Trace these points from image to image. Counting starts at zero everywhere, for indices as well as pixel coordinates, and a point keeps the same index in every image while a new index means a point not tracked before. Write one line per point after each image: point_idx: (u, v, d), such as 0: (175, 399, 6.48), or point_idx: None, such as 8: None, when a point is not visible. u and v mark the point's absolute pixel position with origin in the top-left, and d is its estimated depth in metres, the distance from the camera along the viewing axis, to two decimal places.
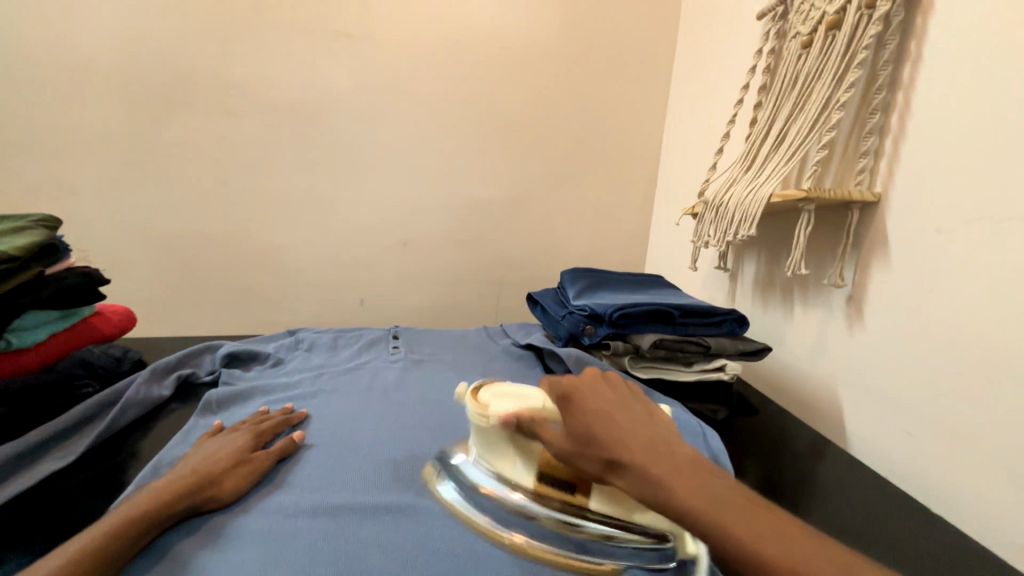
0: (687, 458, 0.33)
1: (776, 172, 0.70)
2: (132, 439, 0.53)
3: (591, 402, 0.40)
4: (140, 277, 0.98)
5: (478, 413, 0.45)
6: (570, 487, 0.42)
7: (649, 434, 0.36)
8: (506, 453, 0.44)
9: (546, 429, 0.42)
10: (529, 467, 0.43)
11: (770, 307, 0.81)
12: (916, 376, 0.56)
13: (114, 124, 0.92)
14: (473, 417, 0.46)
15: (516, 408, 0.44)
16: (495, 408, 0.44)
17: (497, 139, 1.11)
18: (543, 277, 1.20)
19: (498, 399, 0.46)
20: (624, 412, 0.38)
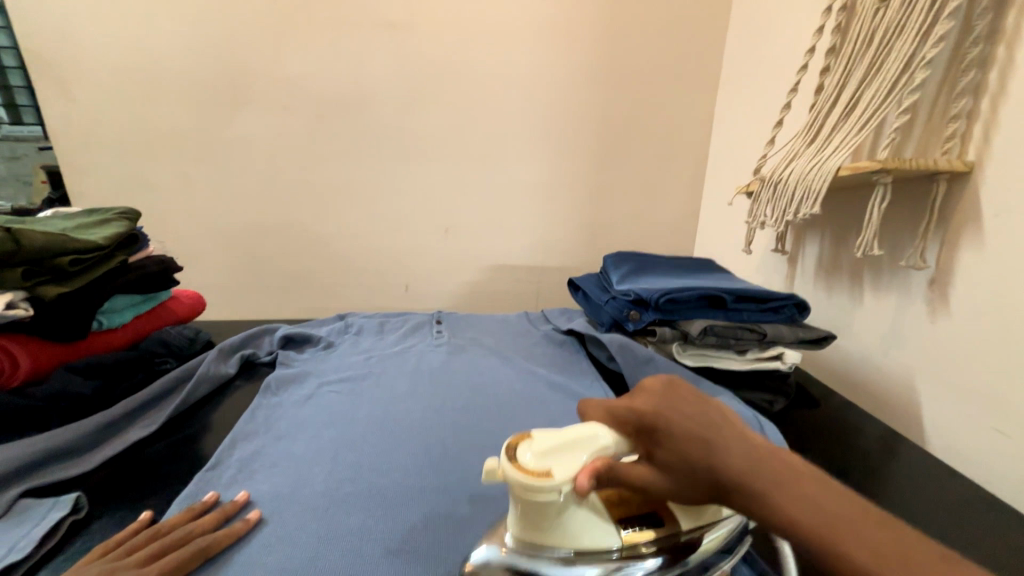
0: (791, 475, 0.29)
1: (846, 143, 0.64)
2: (204, 412, 0.57)
3: (668, 417, 0.34)
4: (208, 266, 1.06)
5: (537, 485, 0.30)
6: (652, 518, 0.34)
7: (744, 450, 0.31)
8: (577, 526, 0.32)
9: (628, 472, 0.33)
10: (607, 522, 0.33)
11: (834, 292, 0.75)
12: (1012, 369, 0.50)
13: (182, 123, 0.99)
14: (519, 493, 0.31)
15: (587, 461, 0.32)
16: (564, 474, 0.31)
17: (538, 121, 1.09)
18: (585, 262, 1.18)
19: (557, 457, 0.32)
20: (706, 424, 0.33)
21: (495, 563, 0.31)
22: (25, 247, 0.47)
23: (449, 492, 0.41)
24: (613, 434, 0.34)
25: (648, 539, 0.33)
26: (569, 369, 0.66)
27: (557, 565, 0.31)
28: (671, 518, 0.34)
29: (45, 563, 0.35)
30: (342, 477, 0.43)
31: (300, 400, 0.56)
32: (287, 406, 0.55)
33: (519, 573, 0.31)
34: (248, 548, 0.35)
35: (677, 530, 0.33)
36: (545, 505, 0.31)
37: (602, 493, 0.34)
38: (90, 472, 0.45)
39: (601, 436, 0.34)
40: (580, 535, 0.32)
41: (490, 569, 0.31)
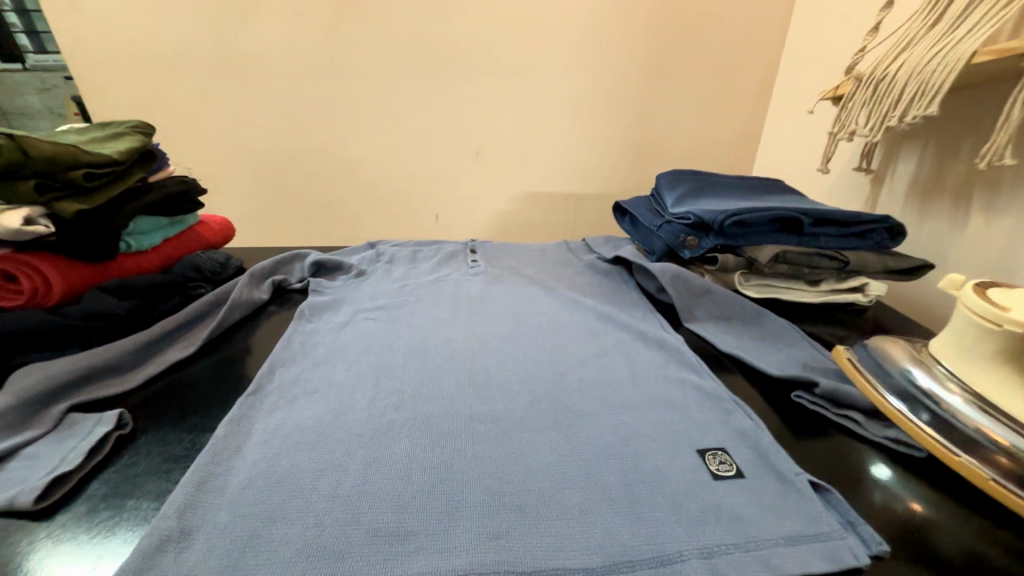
0: None
1: (989, 20, 0.50)
2: (241, 336, 0.57)
3: None
4: (235, 193, 1.03)
5: (981, 310, 0.35)
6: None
7: None
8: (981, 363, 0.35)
9: None
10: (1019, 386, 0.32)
11: (930, 216, 0.64)
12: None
13: (188, 32, 0.89)
14: (967, 311, 0.36)
15: None
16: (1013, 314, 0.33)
17: (583, 19, 0.93)
18: (627, 188, 1.08)
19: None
20: None
21: (886, 354, 0.40)
22: (34, 156, 0.44)
23: (495, 422, 0.39)
24: None
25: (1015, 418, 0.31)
26: (615, 299, 0.61)
27: (915, 365, 0.38)
28: None
29: (97, 474, 0.35)
30: (390, 403, 0.41)
31: (336, 328, 0.54)
32: (323, 334, 0.53)
33: (892, 363, 0.39)
34: (294, 469, 0.34)
35: None
36: (969, 328, 0.35)
37: None
38: (134, 389, 0.45)
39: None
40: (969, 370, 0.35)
41: (878, 355, 0.41)
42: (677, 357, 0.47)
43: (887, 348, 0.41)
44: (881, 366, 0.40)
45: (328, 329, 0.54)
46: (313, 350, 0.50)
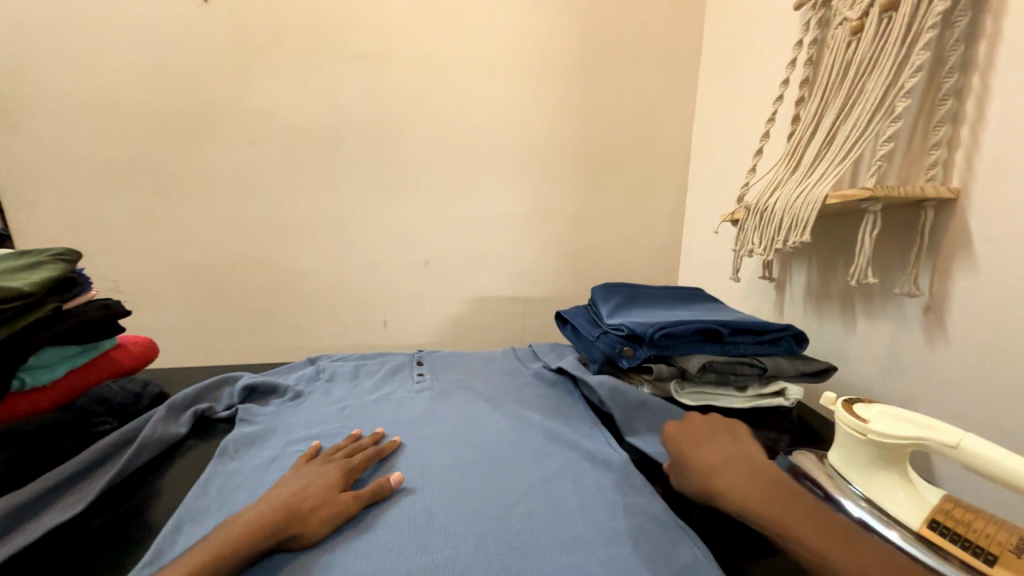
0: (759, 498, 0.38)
1: (830, 171, 0.63)
2: (147, 482, 0.50)
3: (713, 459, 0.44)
4: (164, 306, 0.97)
5: (853, 426, 0.42)
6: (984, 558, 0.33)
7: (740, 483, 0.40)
8: (885, 484, 0.40)
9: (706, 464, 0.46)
10: (919, 510, 0.38)
11: (826, 320, 0.73)
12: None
13: (140, 156, 0.92)
14: (846, 426, 0.43)
15: (908, 436, 0.38)
16: (876, 428, 0.40)
17: (520, 152, 1.08)
18: (570, 292, 1.15)
19: (891, 420, 0.40)
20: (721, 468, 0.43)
21: (810, 473, 0.45)
22: None
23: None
24: (955, 437, 0.36)
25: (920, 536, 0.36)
26: (562, 413, 0.61)
27: (838, 486, 0.42)
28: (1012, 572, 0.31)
29: None
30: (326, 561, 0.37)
31: (262, 466, 0.49)
32: (246, 475, 0.47)
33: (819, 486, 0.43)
34: None
35: None
36: (853, 443, 0.42)
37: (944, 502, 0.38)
38: None
39: (945, 430, 0.37)
40: (881, 492, 0.40)
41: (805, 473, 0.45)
42: (626, 480, 0.47)
43: (809, 468, 0.45)
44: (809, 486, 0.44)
45: (252, 467, 0.49)
46: (234, 497, 0.44)
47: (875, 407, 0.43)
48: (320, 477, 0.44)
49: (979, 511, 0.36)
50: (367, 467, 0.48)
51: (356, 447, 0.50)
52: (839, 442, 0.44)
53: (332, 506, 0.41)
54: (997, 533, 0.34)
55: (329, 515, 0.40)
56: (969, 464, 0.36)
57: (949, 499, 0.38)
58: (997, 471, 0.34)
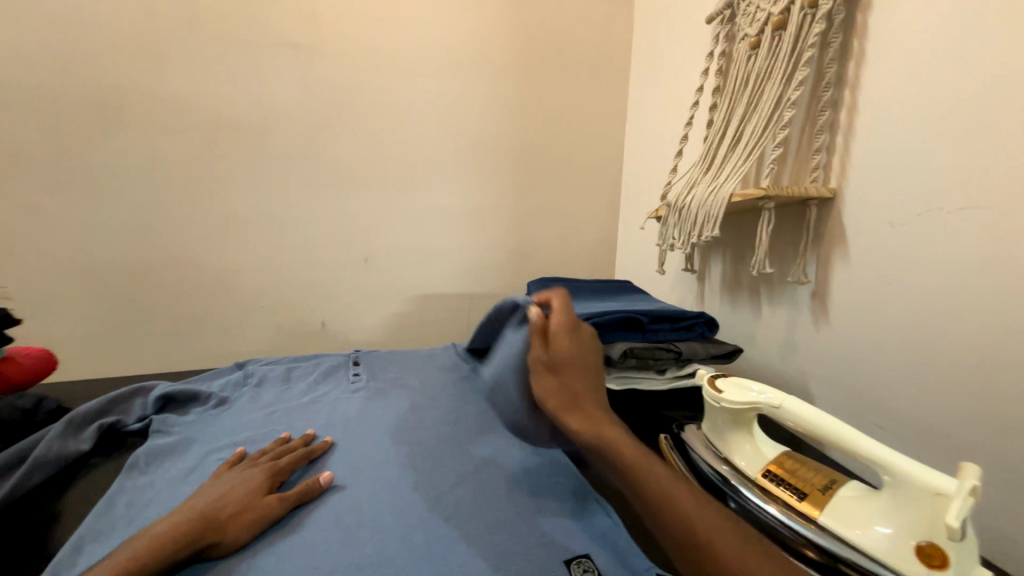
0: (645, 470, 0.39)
1: (734, 172, 0.70)
2: (42, 505, 0.46)
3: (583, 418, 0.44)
4: (65, 312, 0.88)
5: (708, 395, 0.49)
6: (799, 495, 0.40)
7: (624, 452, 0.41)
8: (736, 443, 0.47)
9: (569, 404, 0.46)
10: (757, 462, 0.45)
11: (737, 307, 0.81)
12: (899, 368, 0.56)
13: (28, 146, 0.82)
14: (704, 397, 0.49)
15: (744, 399, 0.45)
16: (724, 395, 0.47)
17: (460, 149, 1.08)
18: (512, 287, 1.18)
19: (735, 387, 0.47)
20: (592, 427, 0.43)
21: (689, 444, 0.50)
22: None
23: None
24: (778, 398, 0.43)
25: (761, 488, 0.42)
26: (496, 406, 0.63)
27: (706, 453, 0.48)
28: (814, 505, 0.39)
29: None
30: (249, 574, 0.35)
31: (179, 477, 0.47)
32: (161, 488, 0.45)
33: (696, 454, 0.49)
34: None
35: (816, 514, 0.38)
36: (710, 410, 0.49)
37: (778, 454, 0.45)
38: None
39: (773, 394, 0.44)
40: (735, 451, 0.46)
41: (684, 444, 0.51)
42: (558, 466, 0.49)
43: (688, 437, 0.51)
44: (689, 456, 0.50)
45: (168, 479, 0.46)
46: (146, 511, 0.42)
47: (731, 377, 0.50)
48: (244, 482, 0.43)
49: (805, 462, 0.44)
50: (295, 469, 0.47)
51: (283, 450, 0.49)
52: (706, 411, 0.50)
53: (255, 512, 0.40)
54: (814, 478, 0.42)
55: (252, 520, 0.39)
56: (788, 419, 0.43)
57: (786, 453, 0.45)
58: (805, 424, 0.41)
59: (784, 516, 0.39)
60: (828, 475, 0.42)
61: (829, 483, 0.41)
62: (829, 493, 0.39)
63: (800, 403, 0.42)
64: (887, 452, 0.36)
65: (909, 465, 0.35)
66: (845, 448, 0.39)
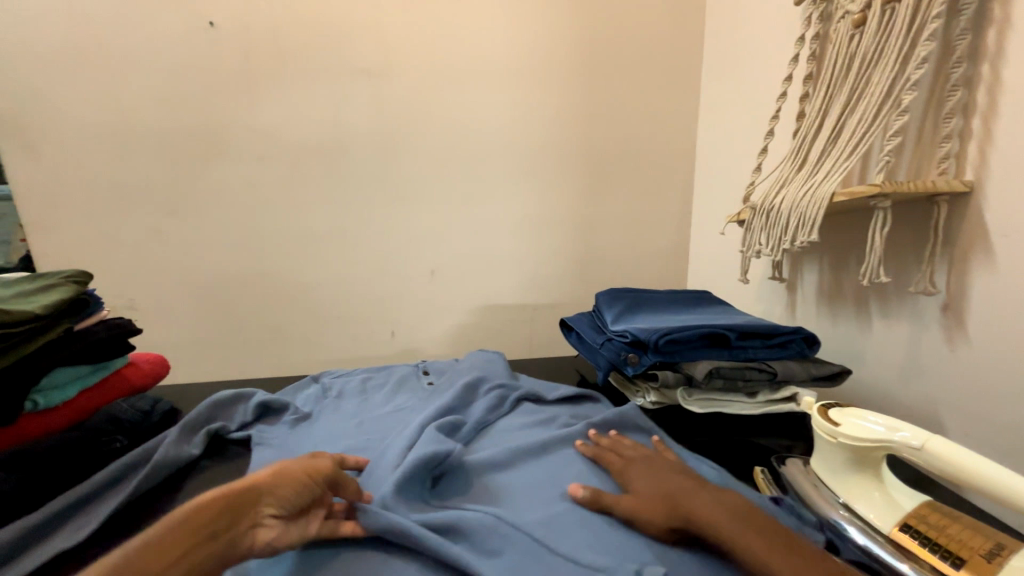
0: None
1: (836, 168, 0.61)
2: (160, 502, 0.50)
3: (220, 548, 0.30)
4: (177, 323, 0.99)
5: (823, 427, 0.42)
6: (953, 558, 0.33)
7: None
8: (858, 487, 0.39)
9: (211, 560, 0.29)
10: (889, 511, 0.37)
11: (840, 320, 0.71)
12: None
13: (150, 177, 0.94)
14: (817, 429, 0.43)
15: (875, 434, 0.38)
16: (845, 428, 0.40)
17: (524, 159, 1.08)
18: (577, 297, 1.14)
19: (856, 418, 0.41)
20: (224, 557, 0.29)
21: (797, 483, 0.44)
22: None
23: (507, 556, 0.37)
24: (922, 437, 0.36)
25: (900, 547, 0.35)
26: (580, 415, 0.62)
27: (820, 498, 0.41)
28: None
29: None
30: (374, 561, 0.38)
31: None
32: None
33: (806, 496, 0.42)
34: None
35: None
36: (824, 444, 0.42)
37: (915, 506, 0.37)
38: None
39: (912, 431, 0.37)
40: (857, 496, 0.39)
41: (790, 482, 0.44)
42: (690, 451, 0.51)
43: (795, 474, 0.45)
44: (800, 498, 0.42)
45: None
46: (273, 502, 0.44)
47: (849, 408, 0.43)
48: (268, 491, 0.38)
49: (956, 518, 0.36)
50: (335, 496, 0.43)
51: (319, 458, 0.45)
52: (817, 446, 0.43)
53: (270, 530, 0.37)
54: (971, 539, 0.34)
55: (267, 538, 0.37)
56: (932, 464, 0.35)
57: (928, 505, 0.38)
58: (958, 472, 0.34)
59: None
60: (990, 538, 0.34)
61: (995, 548, 0.33)
62: (997, 562, 0.32)
63: (949, 445, 0.35)
64: None
65: None
66: (1017, 507, 0.31)
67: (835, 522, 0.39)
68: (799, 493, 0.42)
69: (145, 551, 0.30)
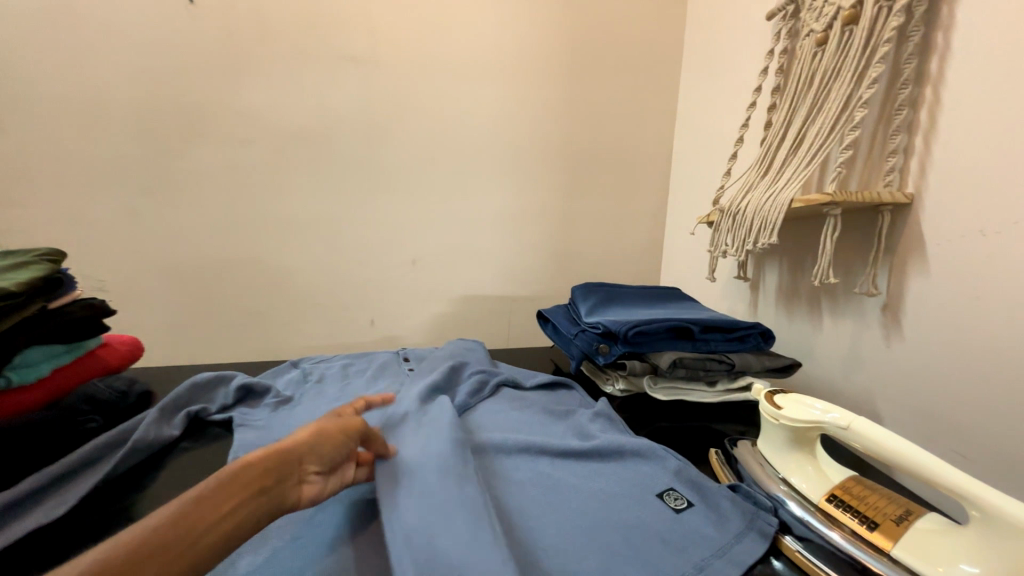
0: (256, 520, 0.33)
1: (796, 176, 0.66)
2: (141, 480, 0.51)
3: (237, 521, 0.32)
4: (149, 306, 0.97)
5: (768, 412, 0.46)
6: (869, 522, 0.38)
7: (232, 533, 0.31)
8: (797, 464, 0.44)
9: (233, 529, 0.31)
10: (822, 485, 0.42)
11: (795, 317, 0.77)
12: (983, 388, 0.51)
13: (123, 156, 0.92)
14: (763, 414, 0.47)
15: (811, 416, 0.43)
16: (786, 412, 0.45)
17: (507, 153, 1.10)
18: (554, 290, 1.18)
19: (796, 403, 0.45)
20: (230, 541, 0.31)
21: (746, 462, 0.48)
22: None
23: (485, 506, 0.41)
24: (847, 418, 0.41)
25: (827, 516, 0.39)
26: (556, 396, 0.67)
27: (764, 475, 0.45)
28: (888, 537, 0.36)
29: None
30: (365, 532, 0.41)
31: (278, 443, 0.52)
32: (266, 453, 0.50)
33: (754, 475, 0.46)
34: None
35: (890, 548, 0.35)
36: (769, 426, 0.46)
37: (844, 479, 0.42)
38: None
39: (841, 413, 0.41)
40: (794, 471, 0.44)
41: (741, 462, 0.49)
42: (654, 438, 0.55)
43: (745, 455, 0.49)
44: (749, 476, 0.47)
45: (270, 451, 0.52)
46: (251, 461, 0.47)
47: (792, 394, 0.47)
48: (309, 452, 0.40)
49: (877, 489, 0.41)
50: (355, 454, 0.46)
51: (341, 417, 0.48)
52: (764, 429, 0.48)
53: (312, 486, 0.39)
54: (886, 507, 0.39)
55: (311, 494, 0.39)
56: (856, 442, 0.40)
57: (854, 479, 0.42)
58: (875, 448, 0.39)
59: (854, 548, 0.36)
60: (903, 505, 0.39)
61: (904, 514, 0.38)
62: (905, 525, 0.36)
63: (870, 424, 0.40)
64: (974, 485, 0.33)
65: (997, 498, 0.32)
66: (920, 476, 0.36)
67: (776, 497, 0.43)
68: (749, 472, 0.47)
69: (199, 505, 0.30)
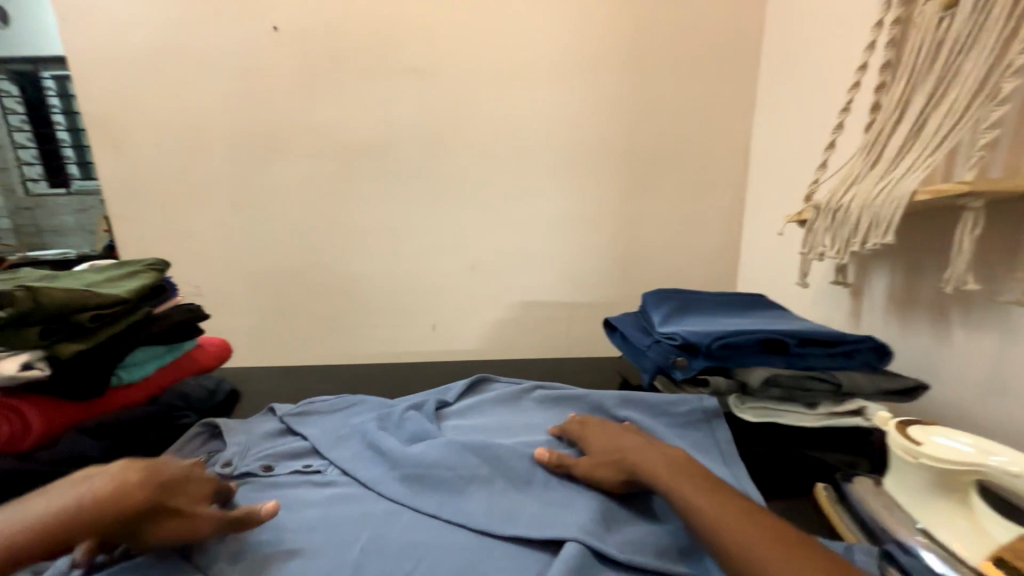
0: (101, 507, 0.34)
1: (918, 164, 0.56)
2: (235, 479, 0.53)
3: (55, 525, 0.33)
4: (237, 309, 1.05)
5: (905, 446, 0.40)
6: None
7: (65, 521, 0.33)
8: (941, 512, 0.38)
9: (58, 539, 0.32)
10: (979, 541, 0.36)
11: (913, 329, 0.66)
12: None
13: (217, 172, 1.01)
14: (896, 448, 0.41)
15: (966, 457, 0.37)
16: (931, 448, 0.39)
17: (570, 153, 1.06)
18: (619, 296, 1.12)
19: (940, 438, 0.39)
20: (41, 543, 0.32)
21: (866, 501, 0.43)
22: (46, 304, 0.47)
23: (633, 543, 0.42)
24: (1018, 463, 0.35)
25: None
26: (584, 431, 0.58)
27: (895, 522, 0.40)
28: None
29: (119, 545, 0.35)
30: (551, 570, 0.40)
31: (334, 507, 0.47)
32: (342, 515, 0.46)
33: (877, 518, 0.41)
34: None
35: None
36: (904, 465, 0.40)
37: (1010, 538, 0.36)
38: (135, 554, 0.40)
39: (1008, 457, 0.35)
40: (941, 525, 0.38)
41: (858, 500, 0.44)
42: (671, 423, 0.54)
43: (864, 494, 0.44)
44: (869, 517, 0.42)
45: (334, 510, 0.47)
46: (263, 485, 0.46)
47: (936, 429, 0.41)
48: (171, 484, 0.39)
49: None
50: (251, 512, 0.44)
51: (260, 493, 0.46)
52: (895, 465, 0.42)
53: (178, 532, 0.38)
54: None
55: (172, 533, 0.37)
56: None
57: None
58: None
59: None
60: None
61: None
62: None
63: None
64: None
65: None
66: None
67: (910, 546, 0.38)
68: (869, 514, 0.42)
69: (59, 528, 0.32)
